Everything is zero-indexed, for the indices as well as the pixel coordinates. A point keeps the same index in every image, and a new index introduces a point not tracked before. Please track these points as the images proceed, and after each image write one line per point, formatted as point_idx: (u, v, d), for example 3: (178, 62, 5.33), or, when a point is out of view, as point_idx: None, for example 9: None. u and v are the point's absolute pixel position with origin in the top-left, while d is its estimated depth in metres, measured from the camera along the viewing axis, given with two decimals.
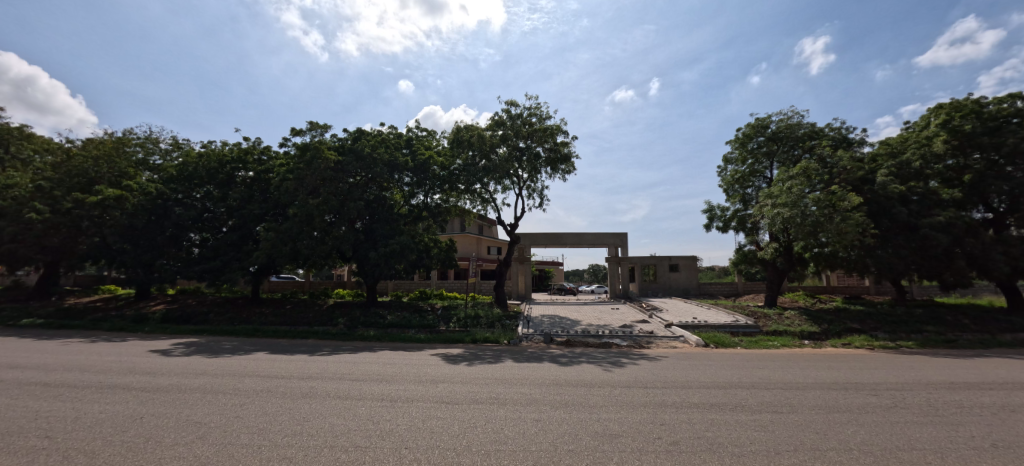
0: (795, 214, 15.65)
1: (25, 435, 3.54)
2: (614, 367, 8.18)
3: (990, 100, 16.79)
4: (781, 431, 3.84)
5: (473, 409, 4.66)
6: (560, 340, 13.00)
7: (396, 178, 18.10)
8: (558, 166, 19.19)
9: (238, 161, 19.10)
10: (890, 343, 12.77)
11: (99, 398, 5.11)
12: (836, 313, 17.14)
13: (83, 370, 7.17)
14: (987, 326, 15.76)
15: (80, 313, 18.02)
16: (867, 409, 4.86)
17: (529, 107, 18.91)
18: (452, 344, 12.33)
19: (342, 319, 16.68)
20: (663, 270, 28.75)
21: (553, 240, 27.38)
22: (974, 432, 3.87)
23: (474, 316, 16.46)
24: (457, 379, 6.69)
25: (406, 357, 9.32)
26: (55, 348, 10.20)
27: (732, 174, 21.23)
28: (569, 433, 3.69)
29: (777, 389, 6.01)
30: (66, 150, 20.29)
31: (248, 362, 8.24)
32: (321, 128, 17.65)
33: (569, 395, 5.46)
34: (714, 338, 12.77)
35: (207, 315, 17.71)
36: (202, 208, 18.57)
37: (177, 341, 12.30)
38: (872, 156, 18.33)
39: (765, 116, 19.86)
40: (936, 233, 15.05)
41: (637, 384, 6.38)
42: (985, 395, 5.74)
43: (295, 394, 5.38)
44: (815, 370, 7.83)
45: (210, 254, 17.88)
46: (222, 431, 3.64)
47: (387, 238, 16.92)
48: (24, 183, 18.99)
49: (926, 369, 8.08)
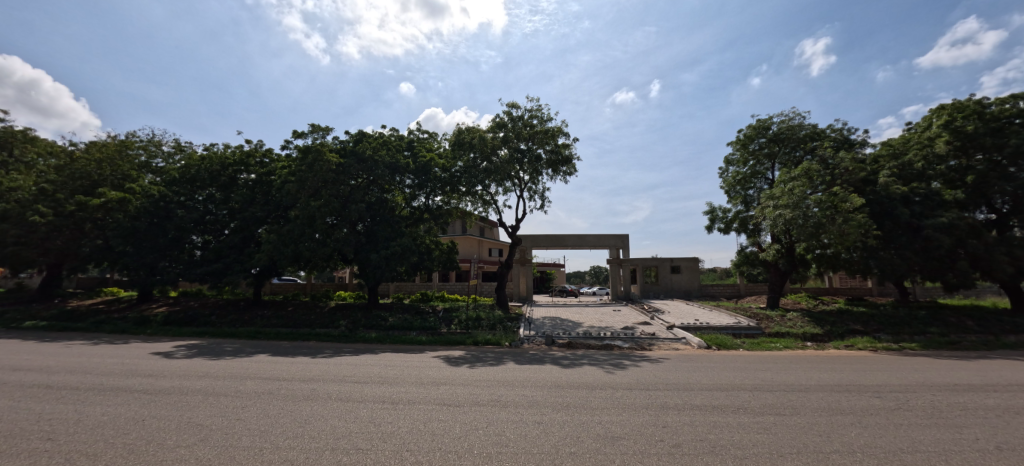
0: (797, 215, 15.60)
1: (25, 437, 3.55)
2: (616, 369, 8.15)
3: (992, 100, 16.72)
4: (784, 433, 3.81)
5: (474, 411, 4.65)
6: (562, 342, 12.96)
7: (398, 180, 18.07)
8: (559, 168, 19.20)
9: (240, 164, 19.18)
10: (893, 345, 12.72)
11: (102, 400, 5.11)
12: (838, 315, 17.08)
13: (84, 372, 7.17)
14: (990, 328, 15.68)
15: (83, 315, 18.05)
16: (870, 411, 4.84)
17: (530, 109, 18.91)
18: (453, 346, 12.30)
19: (343, 321, 16.66)
20: (665, 272, 28.68)
21: (554, 242, 27.39)
22: (980, 434, 3.85)
23: (476, 318, 16.43)
24: (459, 381, 6.68)
25: (407, 360, 9.31)
26: (55, 350, 10.19)
27: (733, 176, 21.19)
28: (571, 436, 3.68)
29: (780, 391, 5.97)
30: (69, 153, 20.41)
31: (250, 365, 8.23)
32: (322, 131, 17.71)
33: (569, 398, 5.44)
34: (716, 340, 12.72)
35: (209, 317, 17.74)
36: (204, 210, 18.66)
37: (178, 343, 12.29)
38: (874, 157, 18.31)
39: (766, 117, 19.89)
40: (939, 234, 14.99)
41: (639, 386, 6.35)
42: (988, 397, 5.70)
43: (297, 396, 5.37)
44: (817, 372, 7.81)
45: (211, 257, 17.90)
46: (223, 434, 3.64)
47: (388, 240, 16.94)
48: (28, 186, 19.12)
49: (929, 372, 8.02)
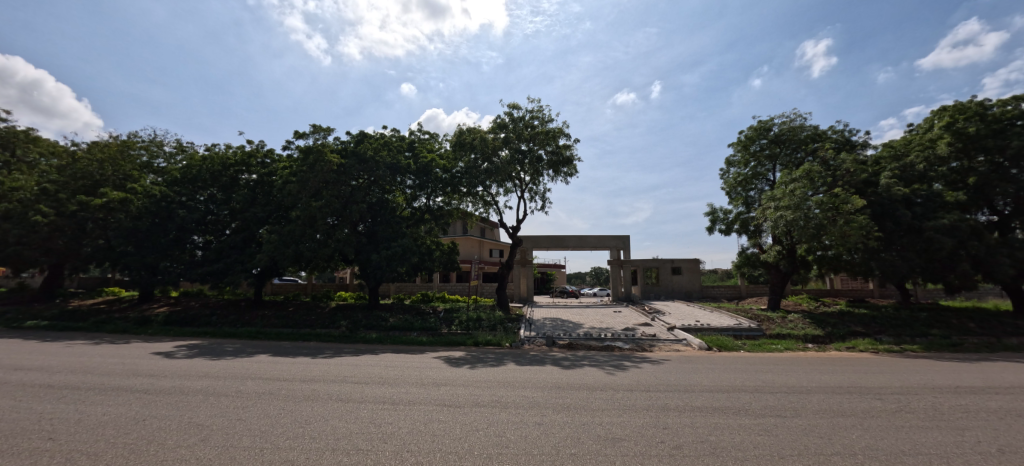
0: (798, 217, 15.56)
1: (26, 436, 3.55)
2: (616, 370, 8.14)
3: (994, 102, 16.67)
4: (785, 435, 3.81)
5: (475, 412, 4.65)
6: (563, 343, 12.96)
7: (398, 181, 18.09)
8: (560, 169, 19.20)
9: (242, 164, 19.21)
10: (894, 347, 12.70)
11: (103, 400, 5.12)
12: (840, 317, 17.03)
13: (86, 372, 7.18)
14: (992, 330, 15.62)
15: (84, 315, 18.08)
16: (871, 413, 4.82)
17: (532, 110, 18.90)
18: (454, 347, 12.32)
19: (343, 322, 16.64)
20: (666, 273, 28.67)
21: (555, 242, 27.38)
22: (981, 437, 3.83)
23: (476, 319, 16.43)
24: (460, 382, 6.68)
25: (407, 360, 9.32)
26: (56, 350, 10.19)
27: (735, 177, 21.15)
28: (571, 437, 3.67)
29: (781, 393, 5.96)
30: (71, 153, 20.46)
31: (251, 365, 8.24)
32: (324, 131, 17.73)
33: (570, 399, 5.44)
34: (717, 341, 12.70)
35: (210, 317, 17.77)
36: (205, 210, 18.67)
37: (179, 343, 12.30)
38: (875, 159, 18.29)
39: (768, 119, 19.86)
40: (940, 236, 14.94)
41: (639, 387, 6.35)
42: (990, 400, 5.68)
43: (297, 397, 5.37)
44: (818, 374, 7.80)
45: (212, 257, 17.93)
46: (224, 434, 3.66)
47: (389, 241, 16.95)
48: (30, 186, 19.17)
49: (931, 374, 8.00)
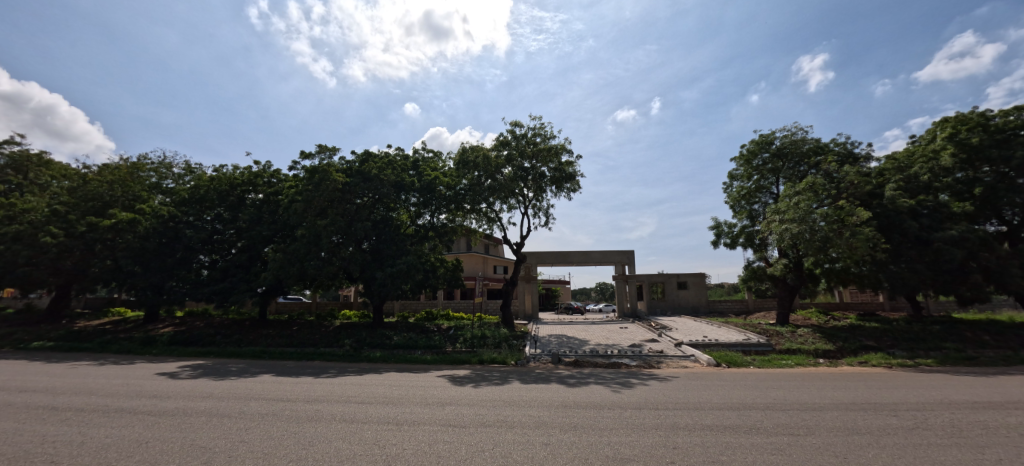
0: (803, 229, 15.38)
1: (28, 460, 3.51)
2: (623, 388, 8.04)
3: (996, 112, 16.76)
4: (799, 454, 3.72)
5: (481, 432, 4.61)
6: (569, 360, 12.80)
7: (403, 199, 18.38)
8: (563, 185, 19.31)
9: (249, 183, 19.57)
10: (907, 361, 12.42)
11: (107, 422, 5.11)
12: (851, 331, 16.66)
13: (90, 393, 7.14)
14: (1007, 342, 15.28)
15: (89, 336, 18.07)
16: (887, 430, 4.71)
17: (534, 127, 19.17)
18: (458, 365, 12.20)
19: (347, 340, 16.55)
20: (672, 287, 28.42)
21: (559, 258, 27.31)
22: (1001, 454, 3.71)
23: (481, 336, 16.19)
24: (466, 401, 6.65)
25: (411, 379, 9.28)
26: (63, 371, 10.21)
27: (738, 190, 21.12)
28: (579, 457, 3.61)
29: (792, 410, 5.86)
30: (83, 176, 20.88)
31: (256, 386, 8.25)
32: (330, 151, 18.02)
33: (577, 418, 5.35)
34: (726, 357, 12.50)
35: (215, 336, 17.68)
36: (212, 229, 18.83)
37: (184, 364, 12.18)
38: (879, 170, 17.94)
39: (769, 132, 19.90)
40: (950, 247, 14.78)
41: (648, 405, 6.27)
42: (1008, 415, 5.52)
43: (301, 418, 5.35)
44: (830, 390, 7.61)
45: (218, 275, 18.09)
46: (227, 456, 3.63)
47: (393, 259, 16.98)
48: (41, 208, 19.46)
49: (948, 388, 7.80)
